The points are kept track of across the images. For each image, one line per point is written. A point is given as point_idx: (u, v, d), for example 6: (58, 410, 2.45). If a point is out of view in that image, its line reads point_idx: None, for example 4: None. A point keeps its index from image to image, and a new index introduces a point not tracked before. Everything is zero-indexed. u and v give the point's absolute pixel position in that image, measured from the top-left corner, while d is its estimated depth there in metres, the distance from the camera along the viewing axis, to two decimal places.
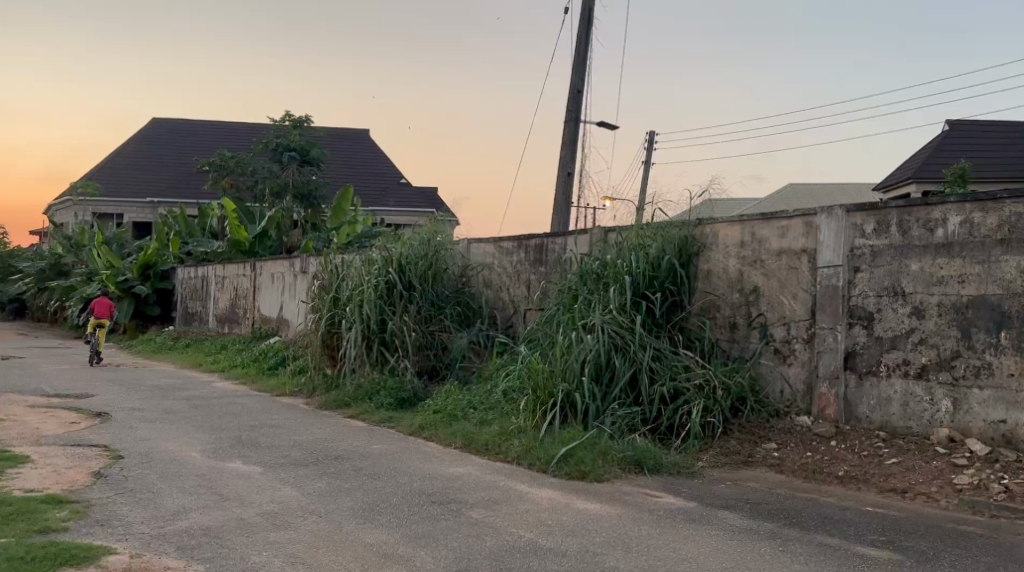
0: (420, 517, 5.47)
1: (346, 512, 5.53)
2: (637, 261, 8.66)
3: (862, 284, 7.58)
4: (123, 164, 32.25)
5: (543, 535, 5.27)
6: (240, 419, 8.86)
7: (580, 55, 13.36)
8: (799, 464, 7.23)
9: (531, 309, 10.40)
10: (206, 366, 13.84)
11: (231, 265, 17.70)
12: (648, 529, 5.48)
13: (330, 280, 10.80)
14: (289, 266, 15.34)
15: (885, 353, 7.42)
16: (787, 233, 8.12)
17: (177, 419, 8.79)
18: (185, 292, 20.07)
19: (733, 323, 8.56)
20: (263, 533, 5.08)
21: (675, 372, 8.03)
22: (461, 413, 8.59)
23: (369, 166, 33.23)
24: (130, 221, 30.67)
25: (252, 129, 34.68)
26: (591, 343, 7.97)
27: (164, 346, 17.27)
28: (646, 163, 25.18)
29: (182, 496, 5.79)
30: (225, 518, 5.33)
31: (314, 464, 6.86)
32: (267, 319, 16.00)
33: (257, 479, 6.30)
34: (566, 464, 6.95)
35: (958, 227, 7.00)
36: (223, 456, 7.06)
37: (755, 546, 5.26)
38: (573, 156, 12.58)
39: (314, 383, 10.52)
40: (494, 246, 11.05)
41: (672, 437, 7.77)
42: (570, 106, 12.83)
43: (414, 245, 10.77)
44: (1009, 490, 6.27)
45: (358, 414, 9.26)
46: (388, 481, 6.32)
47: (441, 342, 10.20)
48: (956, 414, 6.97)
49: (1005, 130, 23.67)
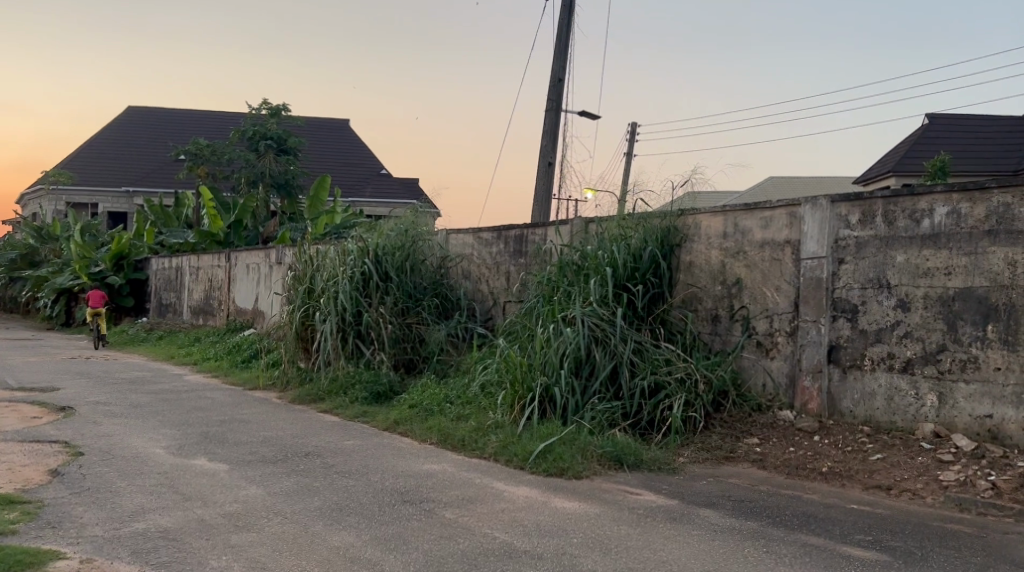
0: (389, 517, 5.25)
1: (314, 512, 5.30)
2: (619, 252, 8.47)
3: (846, 276, 7.42)
4: (97, 152, 31.80)
5: (519, 536, 5.07)
6: (210, 414, 8.60)
7: (562, 42, 13.13)
8: (782, 459, 7.06)
9: (510, 301, 10.21)
10: (179, 358, 13.54)
11: (206, 256, 17.39)
12: (627, 529, 5.30)
13: (304, 270, 10.50)
14: (264, 257, 15.05)
15: (869, 347, 7.27)
16: (771, 223, 7.94)
17: (143, 414, 8.52)
18: (159, 283, 19.69)
19: (715, 315, 8.38)
20: (224, 536, 4.85)
21: (656, 366, 7.83)
22: (439, 407, 8.36)
23: (349, 157, 32.89)
24: (104, 210, 30.26)
25: (229, 117, 34.28)
26: (571, 336, 7.76)
27: (137, 338, 16.91)
28: (627, 154, 25.03)
29: (141, 495, 5.55)
30: (185, 519, 5.10)
31: (283, 461, 6.62)
32: (242, 311, 15.71)
33: (222, 477, 6.06)
34: (544, 460, 6.74)
35: (944, 218, 6.85)
36: (188, 453, 6.81)
37: (737, 547, 5.08)
38: (554, 146, 12.35)
39: (287, 377, 10.23)
40: (472, 237, 10.84)
41: (652, 432, 7.57)
42: (551, 94, 12.61)
43: (391, 236, 10.53)
44: (996, 487, 6.13)
45: (332, 407, 9.01)
46: (358, 479, 6.09)
47: (418, 335, 9.96)
48: (941, 409, 6.83)
49: (983, 122, 23.68)
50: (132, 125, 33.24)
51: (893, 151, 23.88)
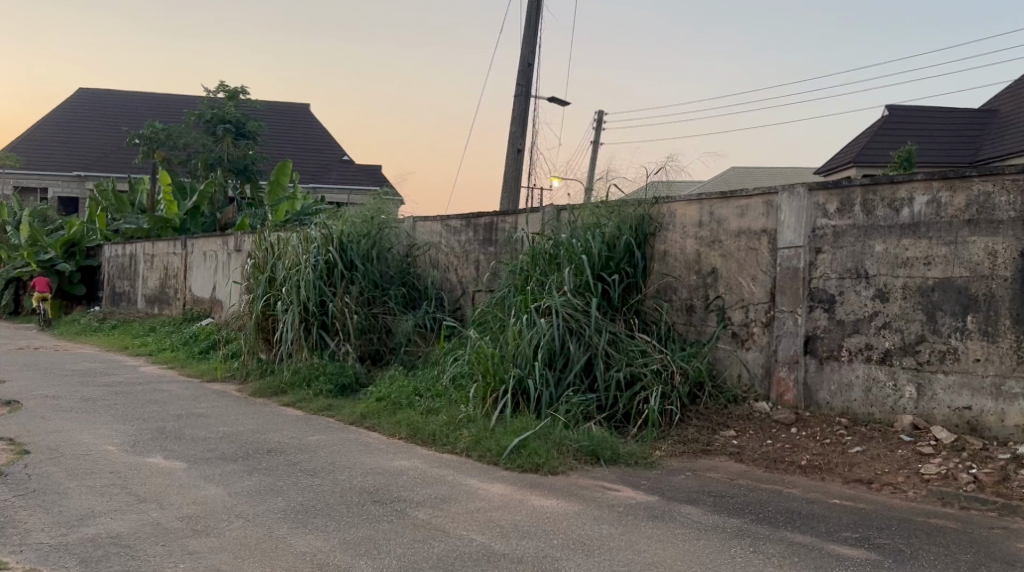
0: (359, 519, 4.96)
1: (278, 514, 5.00)
2: (593, 240, 8.23)
3: (824, 266, 7.26)
4: (46, 134, 30.86)
5: (497, 538, 4.82)
6: (166, 408, 8.22)
7: (530, 26, 12.83)
8: (759, 452, 6.88)
9: (480, 290, 9.98)
10: (134, 349, 13.05)
11: (161, 243, 16.87)
12: (609, 528, 5.08)
13: (264, 258, 10.09)
14: (222, 244, 14.61)
15: (846, 337, 7.11)
16: (747, 212, 7.76)
17: (95, 408, 8.12)
18: (112, 270, 19.09)
19: (690, 305, 8.19)
20: (181, 542, 4.54)
21: (631, 358, 7.62)
22: (407, 400, 8.06)
23: (309, 142, 32.27)
24: (54, 196, 29.41)
25: (184, 100, 33.48)
26: (545, 327, 7.53)
27: (89, 327, 16.33)
28: (594, 143, 24.83)
29: (92, 497, 5.22)
30: (139, 523, 4.78)
31: (244, 458, 6.30)
32: (199, 300, 15.26)
33: (180, 477, 5.73)
34: (519, 456, 6.50)
35: (924, 207, 6.71)
36: (142, 450, 6.46)
37: (723, 547, 4.88)
38: (522, 132, 12.08)
39: (247, 369, 9.84)
40: (441, 225, 10.62)
41: (628, 425, 7.36)
42: (520, 79, 12.32)
43: (356, 223, 10.20)
44: (978, 480, 5.97)
45: (295, 400, 8.67)
46: (325, 478, 5.79)
47: (384, 325, 9.65)
48: (919, 401, 6.70)
49: (942, 113, 23.84)
50: (84, 109, 32.30)
51: (855, 142, 23.95)
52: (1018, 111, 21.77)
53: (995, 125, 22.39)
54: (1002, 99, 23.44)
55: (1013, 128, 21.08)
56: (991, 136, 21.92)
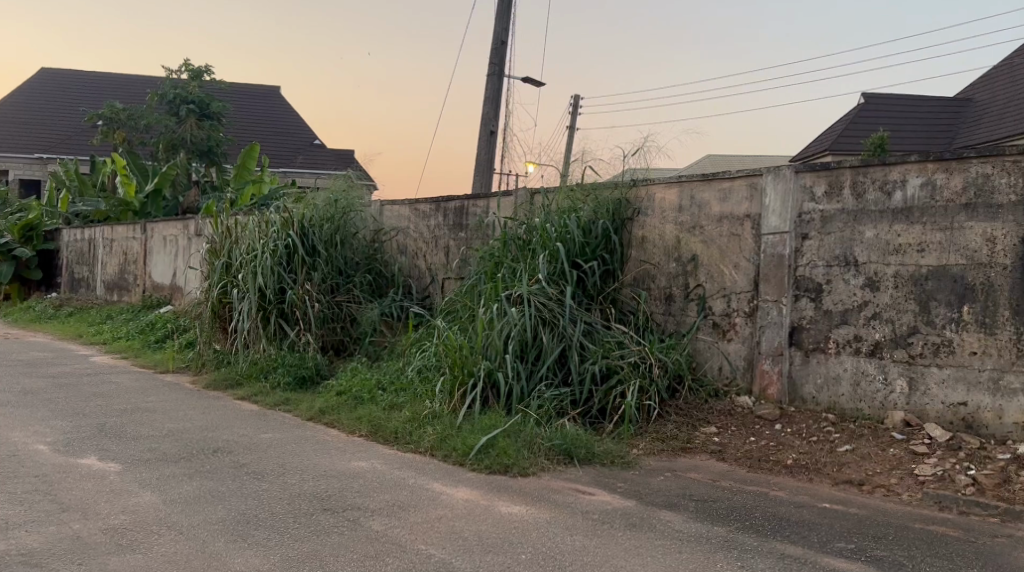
0: (306, 531, 4.49)
1: (215, 526, 4.51)
2: (569, 225, 7.75)
3: (811, 252, 6.82)
4: (6, 115, 29.89)
5: (458, 552, 4.36)
6: (110, 402, 7.66)
7: (502, 3, 12.31)
8: (743, 451, 6.45)
9: (449, 278, 9.51)
10: (88, 337, 12.45)
11: (120, 227, 16.24)
12: (583, 540, 4.63)
13: (221, 242, 9.53)
14: (183, 228, 14.05)
15: (834, 328, 6.69)
16: (730, 195, 7.30)
17: (33, 403, 7.56)
18: (71, 256, 18.39)
19: (669, 294, 7.74)
20: (100, 560, 4.05)
21: (608, 349, 7.17)
22: (370, 395, 7.57)
23: (281, 125, 31.53)
24: (16, 179, 28.48)
25: (150, 81, 32.65)
26: (516, 317, 7.04)
27: (45, 314, 15.65)
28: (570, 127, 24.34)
29: (10, 505, 4.69)
30: (58, 537, 4.27)
31: (187, 460, 5.79)
32: (159, 286, 14.66)
33: (112, 482, 5.20)
34: (486, 456, 6.04)
35: (918, 190, 6.29)
36: (75, 451, 5.92)
37: (707, 561, 4.45)
38: (495, 114, 11.57)
39: (202, 360, 9.28)
40: (409, 209, 10.14)
41: (604, 421, 6.91)
42: (492, 58, 11.80)
43: (318, 206, 9.66)
44: (978, 482, 5.57)
45: (250, 394, 8.13)
46: (273, 482, 5.31)
47: (349, 314, 9.14)
48: (911, 396, 6.30)
49: (919, 99, 23.62)
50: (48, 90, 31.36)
51: (831, 129, 23.66)
52: (992, 99, 21.54)
53: (969, 112, 22.14)
54: (978, 85, 23.22)
55: (987, 117, 20.86)
56: (969, 121, 21.67)
